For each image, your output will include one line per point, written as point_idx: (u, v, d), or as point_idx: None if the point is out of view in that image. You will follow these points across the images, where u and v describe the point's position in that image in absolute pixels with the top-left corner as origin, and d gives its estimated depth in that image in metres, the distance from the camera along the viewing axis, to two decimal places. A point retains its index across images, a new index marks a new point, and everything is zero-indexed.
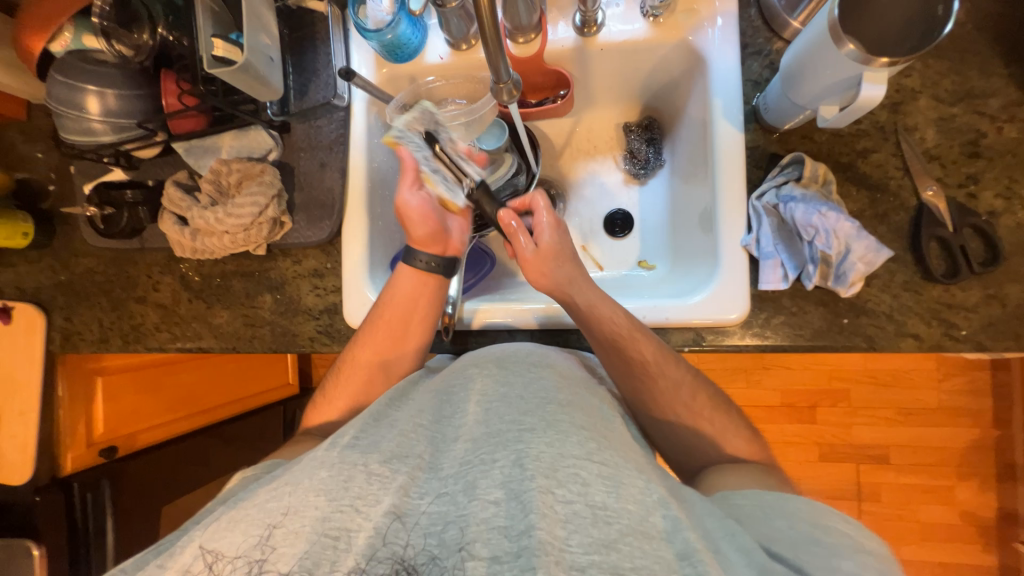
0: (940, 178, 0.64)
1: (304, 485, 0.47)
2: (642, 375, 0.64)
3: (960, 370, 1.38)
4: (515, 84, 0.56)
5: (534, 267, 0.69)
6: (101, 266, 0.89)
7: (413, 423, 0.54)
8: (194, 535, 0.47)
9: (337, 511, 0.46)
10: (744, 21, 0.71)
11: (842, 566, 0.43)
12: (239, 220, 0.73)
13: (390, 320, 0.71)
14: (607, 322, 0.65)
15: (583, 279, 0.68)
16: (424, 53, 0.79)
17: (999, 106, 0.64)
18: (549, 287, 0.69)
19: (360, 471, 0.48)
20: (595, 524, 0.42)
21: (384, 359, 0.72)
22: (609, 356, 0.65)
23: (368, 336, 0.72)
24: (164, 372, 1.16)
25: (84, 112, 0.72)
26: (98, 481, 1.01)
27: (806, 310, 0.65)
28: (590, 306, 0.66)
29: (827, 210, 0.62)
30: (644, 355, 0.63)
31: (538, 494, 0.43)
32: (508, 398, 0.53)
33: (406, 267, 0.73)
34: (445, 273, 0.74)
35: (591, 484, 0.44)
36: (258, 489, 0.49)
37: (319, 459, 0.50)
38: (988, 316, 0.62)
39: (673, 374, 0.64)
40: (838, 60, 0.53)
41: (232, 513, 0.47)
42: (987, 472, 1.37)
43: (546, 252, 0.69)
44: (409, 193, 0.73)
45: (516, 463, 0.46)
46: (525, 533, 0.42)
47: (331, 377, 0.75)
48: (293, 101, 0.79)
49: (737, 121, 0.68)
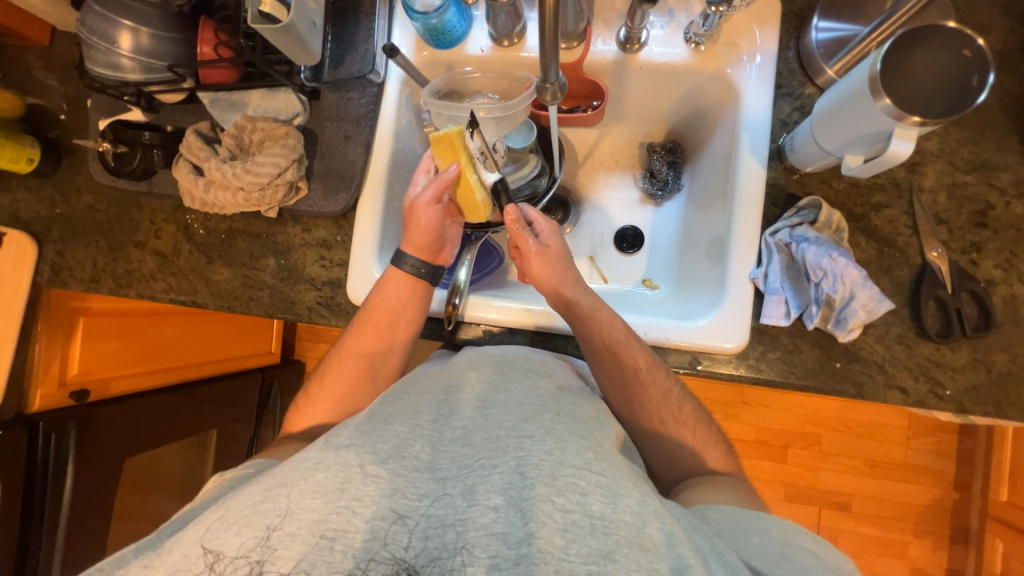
0: (946, 241, 0.67)
1: (300, 488, 0.46)
2: (634, 383, 0.64)
3: (930, 430, 1.42)
4: (560, 87, 0.57)
5: (542, 267, 0.68)
6: (103, 204, 0.87)
7: (409, 423, 0.52)
8: (185, 536, 0.46)
9: (333, 512, 0.45)
10: (782, 62, 0.74)
11: None
12: (257, 178, 0.72)
13: (377, 323, 0.71)
14: (604, 327, 0.65)
15: (581, 282, 0.69)
16: (466, 43, 0.79)
17: (1009, 182, 0.67)
18: (551, 289, 0.68)
19: (356, 472, 0.47)
20: (593, 534, 0.43)
21: (371, 360, 0.73)
22: (605, 366, 0.65)
23: (355, 339, 0.72)
24: (149, 323, 1.16)
25: (115, 47, 0.70)
26: (65, 423, 0.92)
27: (802, 350, 0.67)
28: (591, 308, 0.66)
29: (838, 255, 0.63)
30: (637, 362, 0.64)
31: (538, 502, 0.44)
32: (506, 406, 0.53)
33: (394, 270, 0.71)
34: (431, 280, 0.72)
35: (589, 495, 0.45)
36: (248, 487, 0.49)
37: (314, 460, 0.48)
38: (973, 379, 0.64)
39: (663, 383, 0.64)
40: (873, 112, 0.54)
41: (225, 512, 0.47)
42: (942, 532, 1.42)
43: (552, 251, 0.70)
44: (426, 200, 0.69)
45: (517, 469, 0.47)
46: (525, 540, 0.43)
47: (316, 377, 0.74)
48: (327, 69, 0.79)
49: (762, 157, 0.70)
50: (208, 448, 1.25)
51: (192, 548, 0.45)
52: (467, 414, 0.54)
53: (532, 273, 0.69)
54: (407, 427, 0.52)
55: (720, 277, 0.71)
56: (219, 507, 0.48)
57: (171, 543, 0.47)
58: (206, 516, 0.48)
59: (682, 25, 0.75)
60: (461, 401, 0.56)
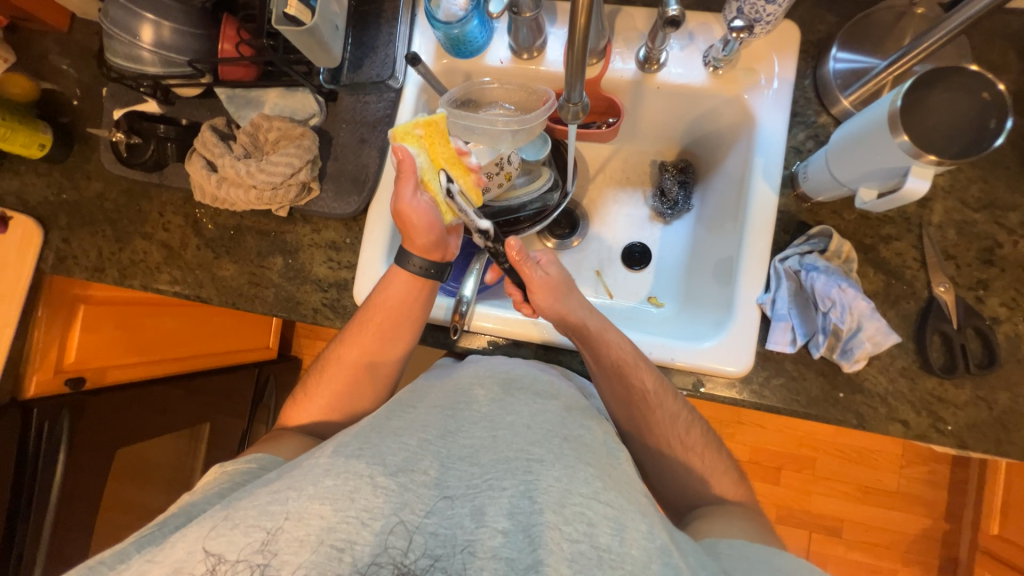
0: (953, 277, 0.67)
1: (308, 493, 0.46)
2: (640, 404, 0.64)
3: (923, 459, 1.42)
4: (582, 108, 0.58)
5: (546, 293, 0.66)
6: (113, 193, 0.86)
7: (418, 437, 0.52)
8: (190, 532, 0.45)
9: (342, 522, 0.45)
10: (799, 90, 0.74)
11: None
12: (270, 177, 0.71)
13: (380, 321, 0.70)
14: (612, 348, 0.65)
15: (588, 305, 0.68)
16: (485, 54, 0.80)
17: (1018, 221, 0.67)
18: (559, 314, 0.67)
19: (366, 483, 0.47)
20: (600, 567, 0.43)
21: (370, 360, 0.71)
22: (612, 384, 0.65)
23: (357, 335, 0.71)
24: (150, 313, 1.15)
25: (136, 39, 0.71)
26: (59, 409, 0.91)
27: (806, 377, 0.67)
28: (598, 329, 0.66)
29: (847, 286, 0.64)
30: (644, 384, 0.64)
31: (546, 529, 0.44)
32: (515, 426, 0.54)
33: (399, 269, 0.69)
34: (438, 277, 0.70)
35: (596, 525, 0.45)
36: (256, 490, 0.48)
37: (323, 466, 0.48)
38: (975, 416, 0.64)
39: (670, 405, 0.64)
40: (889, 147, 0.55)
41: (228, 512, 0.46)
42: (930, 562, 1.42)
43: (556, 278, 0.68)
44: (409, 198, 0.63)
45: (524, 494, 0.47)
46: (534, 567, 0.42)
47: (314, 371, 0.73)
48: (346, 72, 0.79)
49: (774, 183, 0.70)
50: (200, 442, 1.24)
51: (195, 547, 0.44)
52: (475, 430, 0.54)
53: (536, 302, 0.67)
54: (415, 440, 0.52)
55: (727, 299, 0.72)
56: (225, 506, 0.47)
57: (166, 545, 0.45)
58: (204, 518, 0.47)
59: (701, 48, 0.75)
60: (468, 416, 0.55)
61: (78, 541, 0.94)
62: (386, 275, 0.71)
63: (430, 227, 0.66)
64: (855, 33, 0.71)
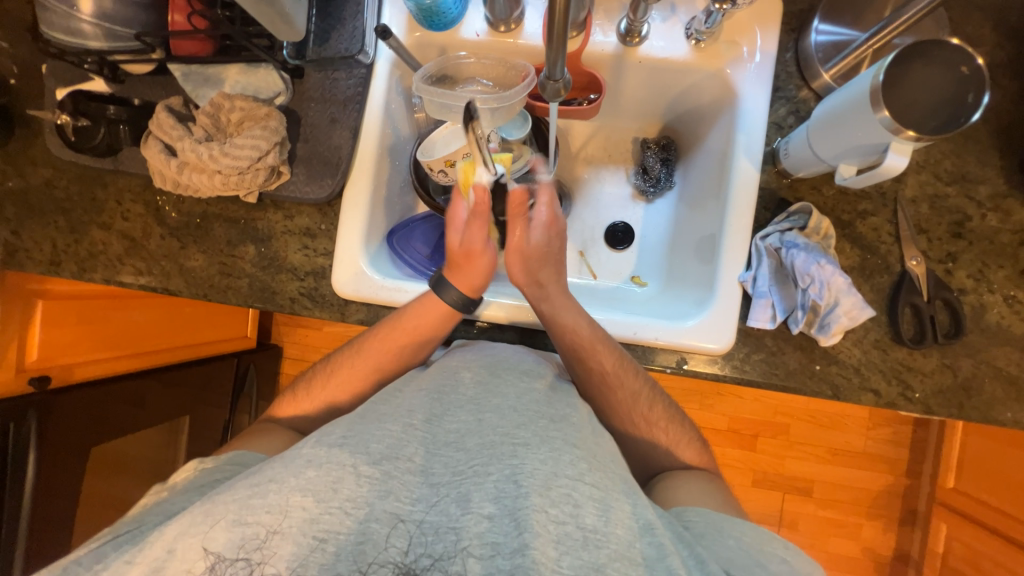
0: (925, 250, 0.69)
1: (291, 483, 0.45)
2: (600, 386, 0.65)
3: (889, 421, 1.50)
4: (565, 85, 0.56)
5: (516, 262, 0.68)
6: (63, 180, 0.80)
7: (402, 423, 0.51)
8: (167, 529, 0.45)
9: (326, 512, 0.44)
10: (780, 63, 0.73)
11: None
12: (235, 162, 0.67)
13: (404, 337, 0.69)
14: (569, 331, 0.65)
15: (553, 282, 0.68)
16: (460, 26, 0.76)
17: (986, 194, 0.69)
18: (523, 282, 0.69)
19: (348, 473, 0.46)
20: (586, 547, 0.44)
21: (384, 372, 0.70)
22: (571, 365, 0.66)
23: (375, 347, 0.69)
24: (114, 306, 1.09)
25: (74, 10, 0.64)
26: (23, 411, 0.86)
27: (784, 352, 0.68)
28: (554, 311, 0.66)
29: (825, 263, 0.65)
30: (602, 368, 0.64)
31: (533, 512, 0.44)
32: (501, 409, 0.53)
33: (437, 293, 0.68)
34: (470, 311, 0.70)
35: (582, 505, 0.46)
36: (238, 481, 0.47)
37: (307, 456, 0.47)
38: (940, 383, 0.67)
39: (631, 387, 0.65)
40: (871, 124, 0.55)
41: (209, 506, 0.45)
42: (893, 515, 1.52)
43: (535, 248, 0.69)
44: (483, 240, 0.69)
45: (510, 478, 0.47)
46: (519, 551, 0.43)
47: (321, 371, 0.71)
48: (311, 45, 0.74)
49: (756, 160, 0.70)
50: (180, 432, 1.22)
51: (174, 545, 0.44)
52: (460, 415, 0.53)
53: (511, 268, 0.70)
54: (399, 427, 0.51)
55: (709, 278, 0.72)
56: (205, 500, 0.46)
57: (138, 551, 0.45)
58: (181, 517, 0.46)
59: (683, 20, 0.73)
60: (454, 401, 0.55)
61: (54, 542, 0.92)
62: (423, 294, 0.69)
63: (490, 274, 0.70)
64: (836, 4, 0.70)
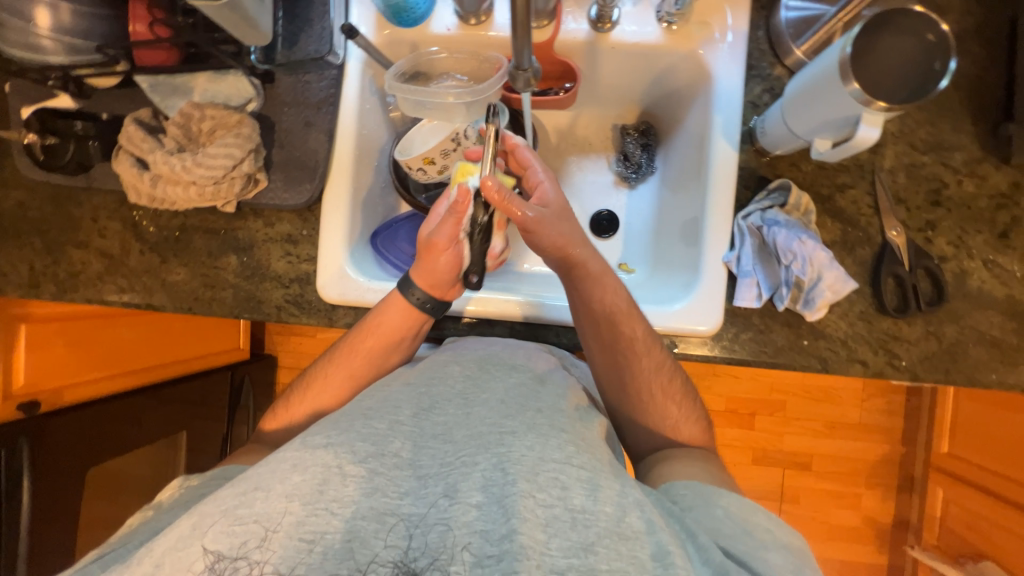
0: (904, 220, 0.70)
1: (276, 491, 0.45)
2: (629, 353, 0.65)
3: (882, 391, 1.52)
4: (534, 73, 0.54)
5: (547, 229, 0.63)
6: (36, 201, 0.79)
7: (389, 421, 0.51)
8: (155, 546, 0.44)
9: (312, 514, 0.44)
10: (753, 41, 0.73)
11: (771, 558, 0.47)
12: (210, 172, 0.66)
13: (371, 345, 0.69)
14: (605, 296, 0.65)
15: (587, 242, 0.66)
16: (430, 21, 0.75)
17: (962, 161, 0.70)
18: (557, 248, 0.64)
19: (335, 474, 0.46)
20: (574, 528, 0.44)
21: (358, 381, 0.70)
22: (602, 336, 0.65)
23: (345, 357, 0.69)
24: (102, 325, 1.09)
25: (31, 25, 0.62)
26: (14, 438, 0.85)
27: (772, 329, 0.69)
28: (596, 273, 0.65)
29: (806, 238, 0.65)
30: (635, 333, 0.64)
31: (520, 498, 0.44)
32: (489, 403, 0.53)
33: (398, 296, 0.67)
34: (433, 316, 0.68)
35: (570, 488, 0.46)
36: (223, 491, 0.47)
37: (291, 462, 0.47)
38: (926, 350, 0.68)
39: (656, 355, 0.65)
40: (841, 96, 0.55)
41: (195, 519, 0.44)
42: (891, 483, 1.54)
43: (557, 204, 0.66)
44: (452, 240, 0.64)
45: (497, 467, 0.47)
46: (507, 537, 0.43)
47: (296, 388, 0.71)
48: (280, 48, 0.73)
49: (734, 140, 0.70)
50: (178, 449, 1.21)
51: (163, 559, 0.43)
52: (449, 410, 0.53)
53: (531, 239, 0.64)
54: (387, 424, 0.51)
55: (694, 260, 0.72)
56: (190, 513, 0.45)
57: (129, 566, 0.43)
58: (170, 529, 0.45)
59: (653, 3, 0.73)
60: (443, 396, 0.55)
61: (55, 564, 0.91)
62: (385, 298, 0.69)
63: (452, 274, 0.66)
64: None
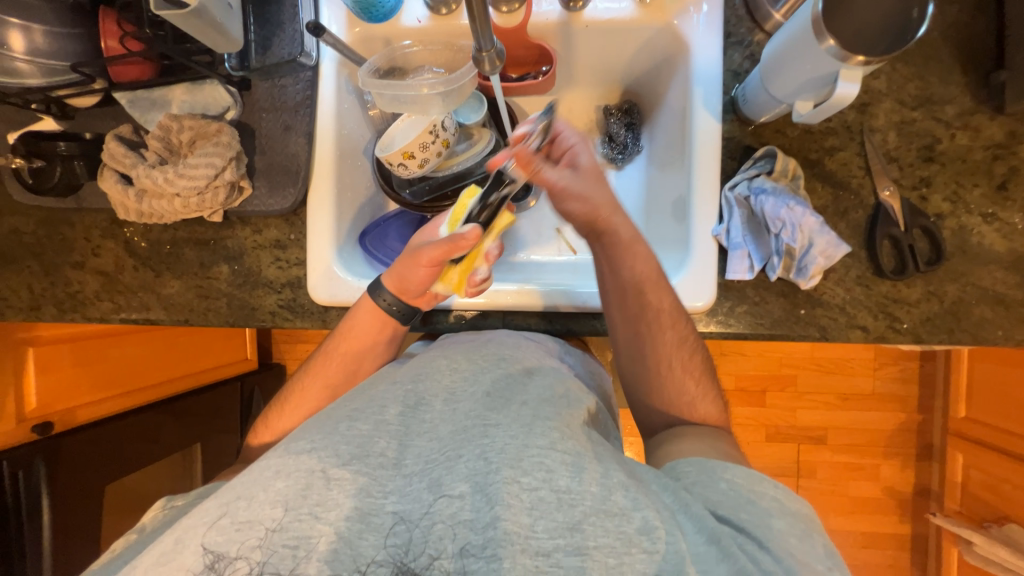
0: (897, 179, 0.68)
1: (259, 499, 0.45)
2: (653, 323, 0.65)
3: (895, 359, 1.50)
4: (498, 54, 0.54)
5: (570, 197, 0.64)
6: (30, 226, 0.80)
7: (374, 420, 0.51)
8: (138, 563, 0.45)
9: (294, 520, 0.44)
10: (729, 9, 0.72)
11: (769, 527, 0.46)
12: (192, 182, 0.67)
13: (345, 353, 0.70)
14: (635, 264, 0.65)
15: (621, 210, 0.66)
16: (401, 15, 0.75)
17: (954, 114, 0.68)
18: (586, 215, 0.65)
19: (318, 477, 0.46)
20: (560, 509, 0.44)
21: (335, 391, 0.71)
22: (627, 302, 0.65)
23: (321, 368, 0.70)
24: (108, 344, 1.09)
25: (5, 49, 0.62)
26: (32, 458, 0.87)
27: (768, 301, 0.68)
28: (627, 240, 0.65)
29: (794, 205, 0.64)
30: (661, 303, 0.64)
31: (503, 485, 0.44)
32: (475, 397, 0.53)
33: (368, 300, 0.68)
34: (403, 320, 0.69)
35: (555, 470, 0.46)
36: (205, 504, 0.47)
37: (273, 468, 0.47)
38: (928, 311, 0.66)
39: (680, 329, 0.65)
40: (818, 55, 0.54)
41: (179, 535, 0.45)
42: (910, 452, 1.52)
43: (591, 169, 0.66)
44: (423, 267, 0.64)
45: (480, 457, 0.47)
46: (490, 524, 0.43)
47: (274, 407, 0.71)
48: (254, 55, 0.72)
49: (716, 111, 0.69)
50: (195, 461, 1.24)
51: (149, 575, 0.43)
52: (437, 404, 0.53)
53: (561, 204, 0.65)
54: (371, 424, 0.51)
55: (685, 236, 0.71)
56: (175, 529, 0.46)
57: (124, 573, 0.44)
58: (160, 542, 0.46)
59: None
60: (432, 390, 0.55)
61: None
62: (356, 306, 0.70)
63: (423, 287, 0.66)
64: None
